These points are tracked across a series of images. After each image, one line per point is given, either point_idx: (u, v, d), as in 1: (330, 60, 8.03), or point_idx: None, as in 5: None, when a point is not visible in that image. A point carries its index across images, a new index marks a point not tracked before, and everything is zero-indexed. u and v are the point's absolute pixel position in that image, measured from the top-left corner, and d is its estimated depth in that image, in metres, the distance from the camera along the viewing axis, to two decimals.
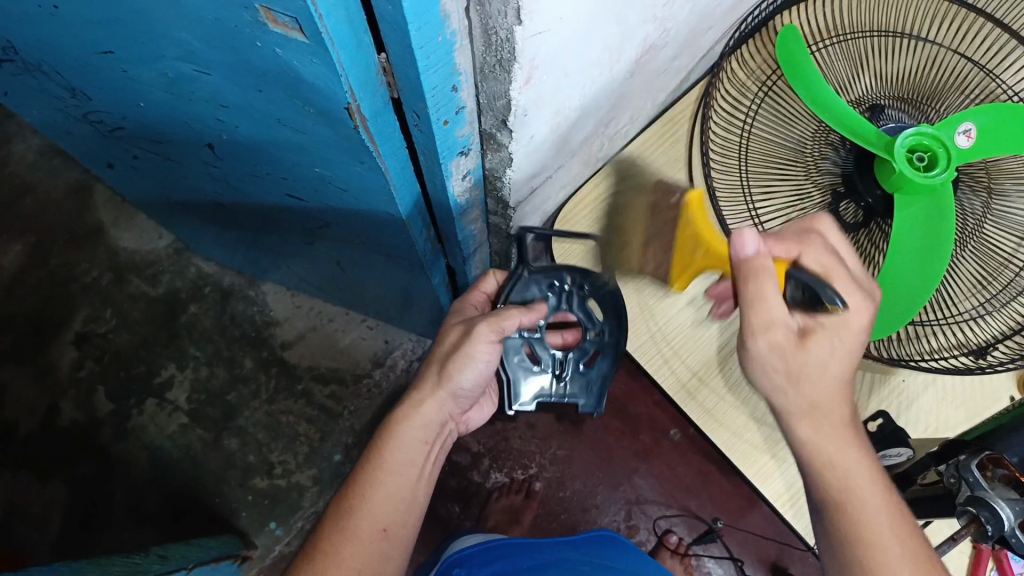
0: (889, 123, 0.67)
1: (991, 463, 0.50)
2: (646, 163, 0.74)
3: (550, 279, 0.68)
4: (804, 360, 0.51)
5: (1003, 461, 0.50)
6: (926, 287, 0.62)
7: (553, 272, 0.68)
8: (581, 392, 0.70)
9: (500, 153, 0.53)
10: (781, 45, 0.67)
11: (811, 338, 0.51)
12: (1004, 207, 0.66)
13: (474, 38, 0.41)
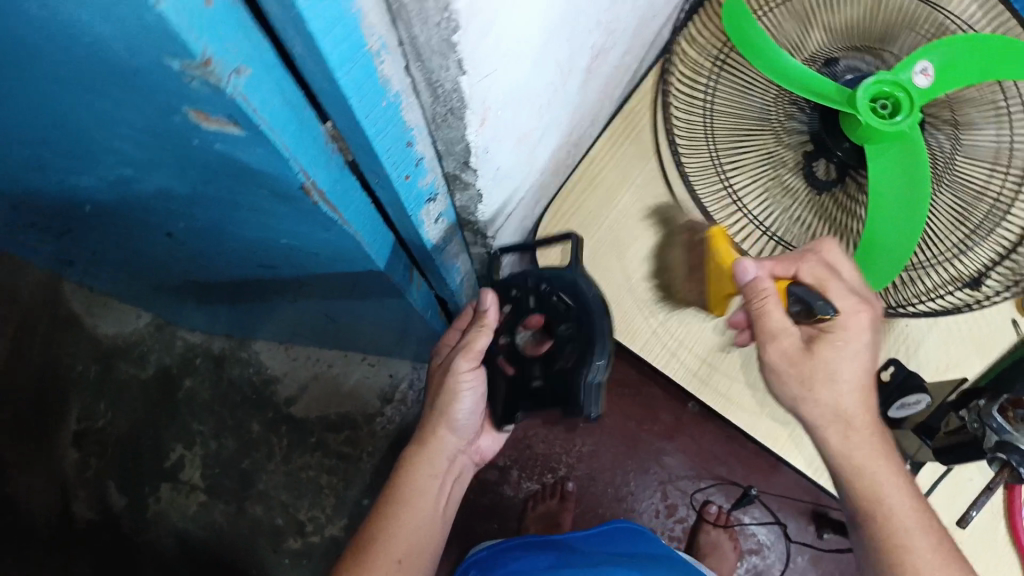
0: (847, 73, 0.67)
1: (1011, 405, 0.49)
2: (614, 159, 0.73)
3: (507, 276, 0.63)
4: (812, 363, 0.56)
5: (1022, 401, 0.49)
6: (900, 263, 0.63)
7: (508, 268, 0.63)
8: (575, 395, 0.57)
9: (469, 191, 0.52)
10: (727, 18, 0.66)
11: (818, 345, 0.57)
12: (970, 138, 0.65)
13: (420, 93, 0.40)
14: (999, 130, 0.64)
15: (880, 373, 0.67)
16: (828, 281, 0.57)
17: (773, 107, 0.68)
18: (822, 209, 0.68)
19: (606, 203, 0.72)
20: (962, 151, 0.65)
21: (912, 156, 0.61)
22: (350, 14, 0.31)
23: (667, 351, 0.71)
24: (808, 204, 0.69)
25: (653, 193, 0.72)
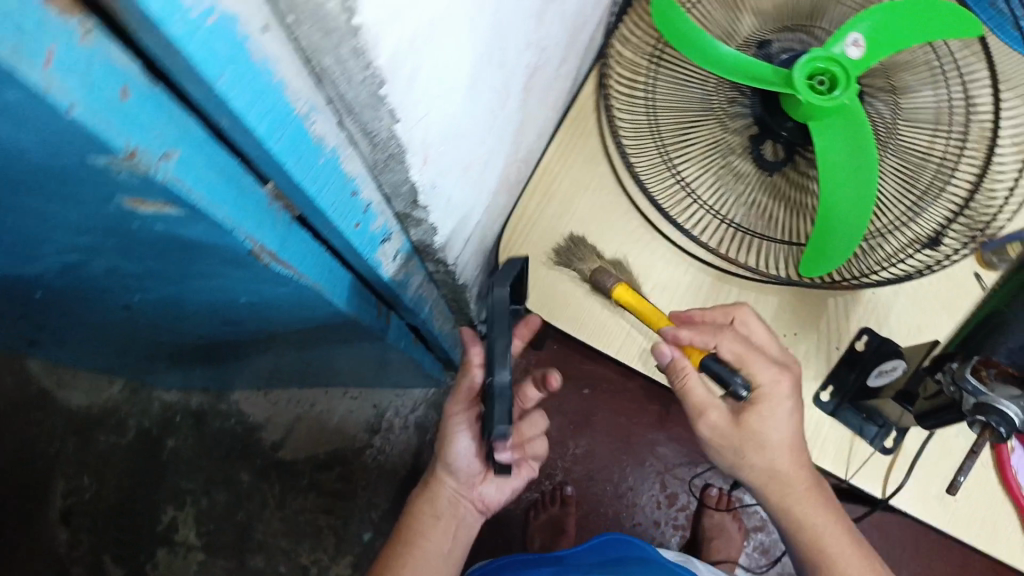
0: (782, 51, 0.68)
1: (982, 365, 0.51)
2: (565, 166, 0.72)
3: None
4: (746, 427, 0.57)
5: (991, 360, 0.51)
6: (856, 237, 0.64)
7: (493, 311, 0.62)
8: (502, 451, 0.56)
9: (423, 226, 0.52)
10: (657, 12, 0.67)
11: (745, 412, 0.58)
12: (911, 99, 0.67)
13: (357, 143, 0.39)
14: (936, 91, 0.66)
15: (854, 343, 0.68)
16: (753, 356, 0.58)
17: (713, 96, 0.69)
18: (776, 190, 0.69)
19: (563, 212, 0.72)
20: (904, 115, 0.66)
21: (856, 129, 0.62)
22: (271, 82, 0.31)
23: (646, 351, 0.71)
24: (760, 186, 0.69)
25: (608, 196, 0.72)
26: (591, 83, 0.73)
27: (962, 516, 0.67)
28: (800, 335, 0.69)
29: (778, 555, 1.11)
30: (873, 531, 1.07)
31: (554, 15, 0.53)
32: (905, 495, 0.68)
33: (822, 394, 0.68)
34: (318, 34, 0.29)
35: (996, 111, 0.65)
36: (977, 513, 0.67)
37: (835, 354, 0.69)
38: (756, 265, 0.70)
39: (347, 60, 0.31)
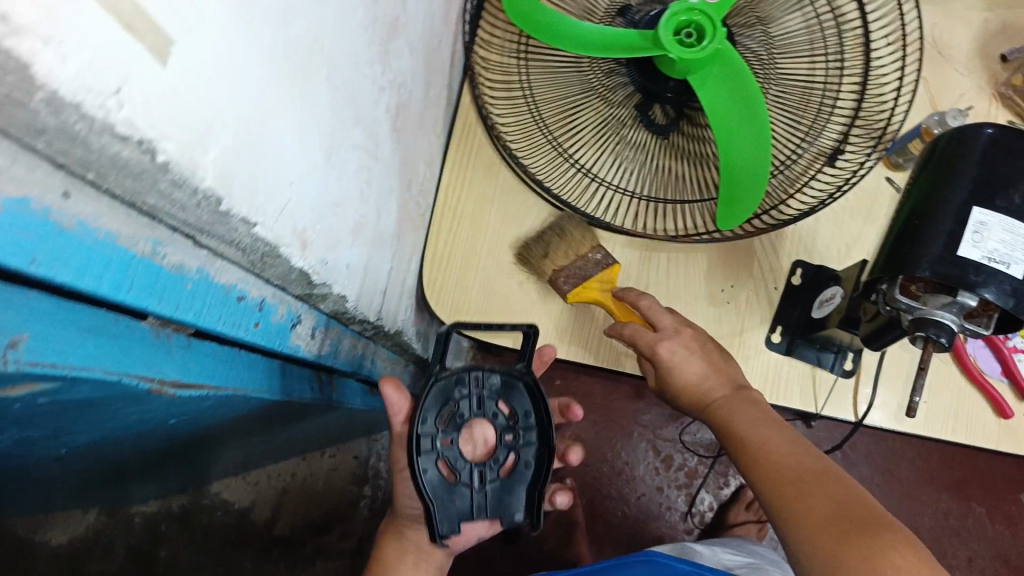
0: (644, 15, 0.71)
1: (910, 281, 0.51)
2: (465, 182, 0.71)
3: (465, 382, 0.64)
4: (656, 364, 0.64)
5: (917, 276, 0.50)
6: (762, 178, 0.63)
7: (462, 376, 0.64)
8: (449, 520, 0.62)
9: (330, 297, 0.49)
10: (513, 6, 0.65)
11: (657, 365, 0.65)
12: (781, 26, 0.68)
13: (224, 252, 0.36)
14: (803, 13, 0.68)
15: (790, 279, 0.70)
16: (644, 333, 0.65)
17: (589, 73, 0.68)
18: (674, 150, 0.70)
19: (478, 227, 0.70)
20: (780, 45, 0.68)
21: (733, 69, 0.62)
22: (94, 238, 0.28)
23: (596, 346, 0.71)
24: (659, 150, 0.70)
25: (516, 200, 0.71)
26: (466, 94, 0.71)
27: (936, 417, 0.68)
28: (736, 286, 0.70)
29: None
30: (863, 437, 1.15)
31: (400, 52, 0.52)
32: (875, 412, 0.69)
33: (772, 336, 0.69)
34: (129, 181, 0.27)
35: (863, 18, 0.67)
36: (949, 410, 0.68)
37: (775, 294, 0.70)
38: (667, 229, 0.71)
39: (171, 193, 0.29)
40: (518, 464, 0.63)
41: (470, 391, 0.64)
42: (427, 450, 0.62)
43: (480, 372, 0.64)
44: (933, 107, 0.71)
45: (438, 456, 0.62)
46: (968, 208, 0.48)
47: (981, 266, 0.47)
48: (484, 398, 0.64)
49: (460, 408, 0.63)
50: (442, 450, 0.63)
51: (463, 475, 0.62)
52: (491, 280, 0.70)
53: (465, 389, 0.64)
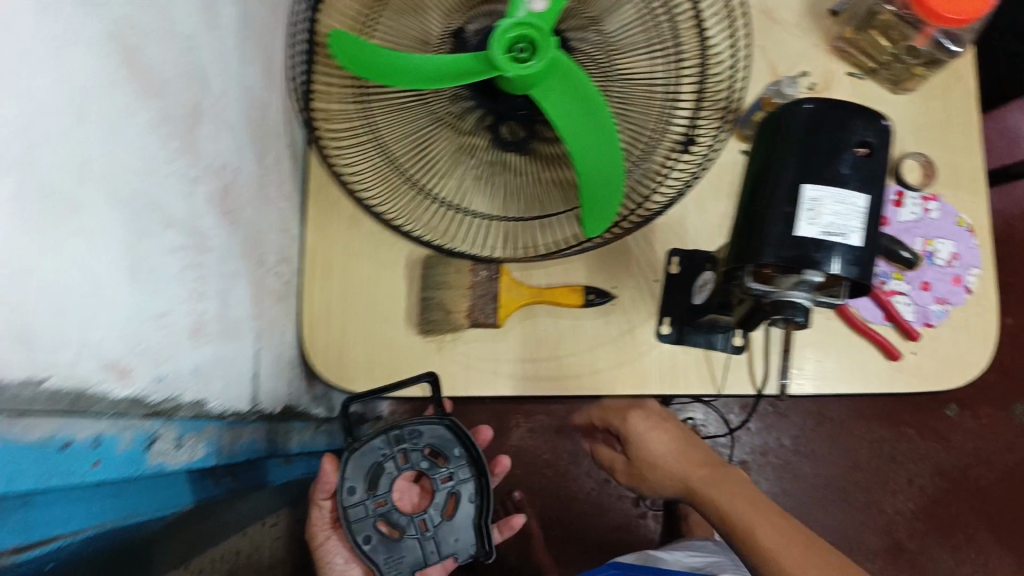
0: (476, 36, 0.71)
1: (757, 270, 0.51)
2: (330, 238, 0.69)
3: (384, 441, 0.71)
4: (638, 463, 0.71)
5: (762, 267, 0.51)
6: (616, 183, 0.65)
7: (382, 438, 0.71)
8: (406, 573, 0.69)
9: (181, 406, 0.47)
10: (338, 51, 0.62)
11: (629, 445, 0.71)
12: (615, 23, 0.67)
13: (23, 408, 0.34)
14: (634, 5, 0.67)
15: (668, 269, 0.71)
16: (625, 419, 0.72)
17: (433, 104, 0.66)
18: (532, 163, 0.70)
19: (349, 282, 0.68)
20: (617, 44, 0.67)
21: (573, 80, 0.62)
22: None
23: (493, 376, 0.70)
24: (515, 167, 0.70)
25: (384, 245, 0.69)
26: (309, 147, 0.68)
27: (830, 372, 0.70)
28: (618, 288, 0.71)
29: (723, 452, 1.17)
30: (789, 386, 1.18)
31: (213, 134, 0.50)
32: (773, 380, 0.70)
33: (661, 328, 0.70)
34: None
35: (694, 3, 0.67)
36: (841, 362, 0.70)
37: (657, 287, 0.71)
38: (530, 246, 0.71)
39: None
40: (458, 503, 0.71)
41: (389, 448, 0.71)
42: (363, 521, 0.69)
43: (396, 428, 0.71)
44: (771, 73, 0.72)
45: (379, 518, 0.69)
46: (798, 186, 0.49)
47: (819, 242, 0.48)
48: (409, 453, 0.71)
49: (389, 465, 0.70)
50: (380, 514, 0.69)
51: (408, 529, 0.69)
52: (375, 333, 0.68)
53: (385, 448, 0.71)
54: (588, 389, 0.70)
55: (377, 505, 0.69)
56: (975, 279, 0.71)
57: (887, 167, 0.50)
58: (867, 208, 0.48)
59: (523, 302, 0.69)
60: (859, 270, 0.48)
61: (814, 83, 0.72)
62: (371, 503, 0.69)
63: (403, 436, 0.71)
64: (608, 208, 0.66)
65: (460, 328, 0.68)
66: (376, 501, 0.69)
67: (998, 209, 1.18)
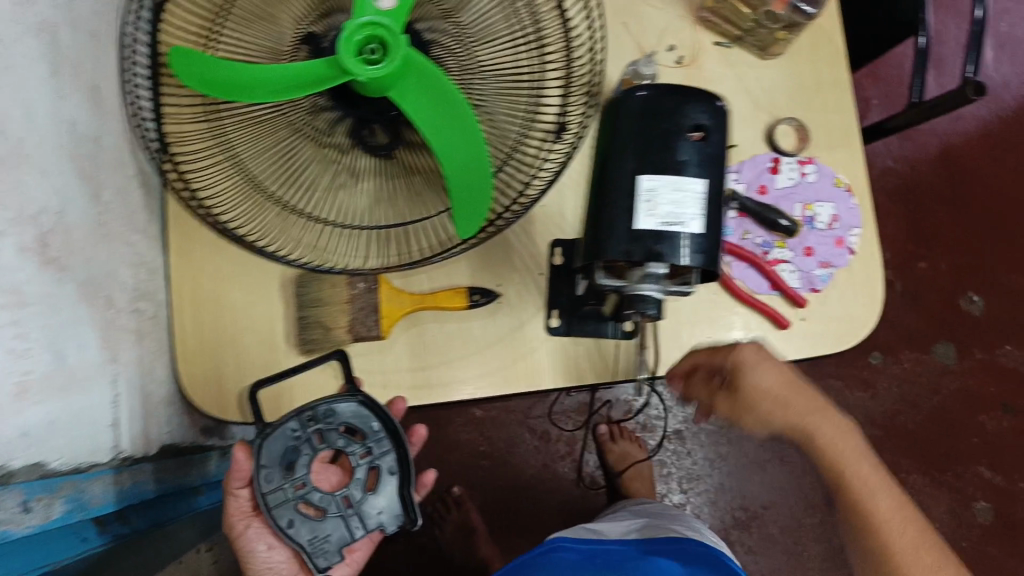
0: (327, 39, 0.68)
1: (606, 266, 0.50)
2: (197, 265, 0.66)
3: (296, 421, 0.64)
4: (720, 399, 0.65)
5: (611, 262, 0.50)
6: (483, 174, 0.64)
7: (293, 419, 0.64)
8: (331, 551, 0.64)
9: (17, 470, 0.46)
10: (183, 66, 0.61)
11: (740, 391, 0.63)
12: (469, 17, 0.67)
13: None
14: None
15: (552, 260, 0.70)
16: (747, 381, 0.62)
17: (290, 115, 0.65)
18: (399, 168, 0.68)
19: (222, 310, 0.66)
20: (476, 35, 0.67)
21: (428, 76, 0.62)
22: None
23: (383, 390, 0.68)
24: (381, 174, 0.68)
25: (254, 266, 0.67)
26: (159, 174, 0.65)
27: (723, 348, 0.69)
28: (503, 285, 0.69)
29: (657, 424, 1.18)
30: None
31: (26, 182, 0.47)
32: (666, 360, 0.69)
33: (550, 321, 0.69)
34: None
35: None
36: (732, 337, 0.69)
37: (543, 280, 0.70)
38: (409, 253, 0.69)
39: None
40: (380, 477, 0.65)
41: (302, 429, 0.64)
42: (279, 505, 0.64)
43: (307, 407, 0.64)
44: (637, 51, 0.71)
45: (298, 500, 0.64)
46: (636, 177, 0.48)
47: (659, 233, 0.47)
48: (325, 432, 0.65)
49: (304, 446, 0.64)
50: (300, 494, 0.64)
51: (330, 508, 0.64)
52: (255, 358, 0.66)
53: (297, 427, 0.64)
54: (481, 392, 0.68)
55: (295, 486, 0.64)
56: (857, 239, 0.70)
57: (724, 148, 0.49)
58: (706, 192, 0.48)
59: (406, 310, 0.67)
60: (704, 256, 0.48)
61: (681, 57, 0.71)
62: (289, 486, 0.64)
63: (316, 416, 0.64)
64: (479, 202, 0.64)
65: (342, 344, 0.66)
66: (292, 482, 0.64)
67: (906, 155, 1.19)
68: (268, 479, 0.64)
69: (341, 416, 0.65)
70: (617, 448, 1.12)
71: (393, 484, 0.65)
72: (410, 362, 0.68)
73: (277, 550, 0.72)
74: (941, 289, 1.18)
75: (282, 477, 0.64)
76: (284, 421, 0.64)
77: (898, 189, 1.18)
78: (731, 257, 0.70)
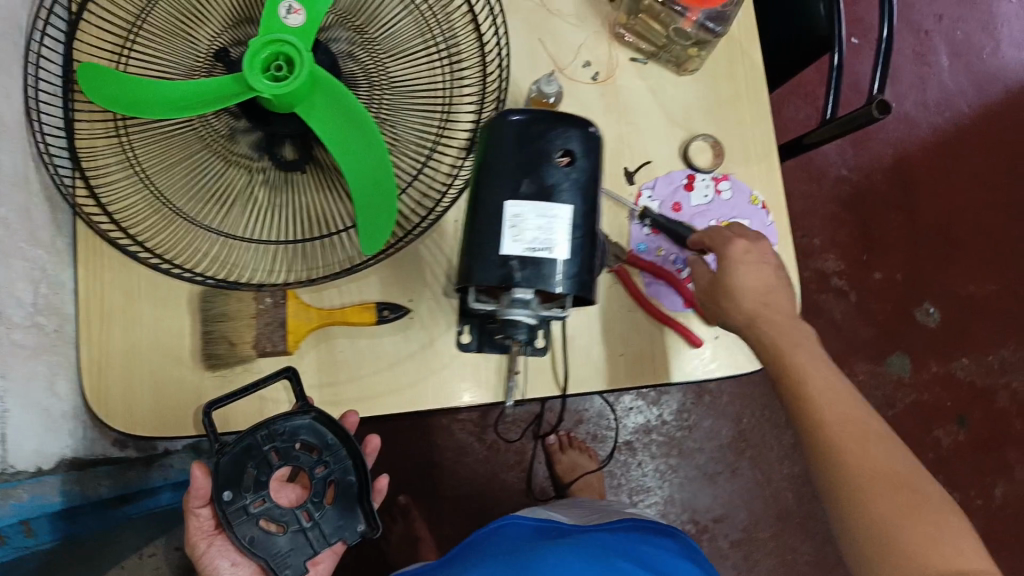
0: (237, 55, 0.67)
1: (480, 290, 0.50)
2: (105, 282, 0.66)
3: (252, 439, 0.64)
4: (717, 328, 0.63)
5: (485, 286, 0.50)
6: (389, 186, 0.63)
7: (248, 437, 0.64)
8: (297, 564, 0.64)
9: None
10: (91, 84, 0.62)
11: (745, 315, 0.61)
12: (380, 36, 0.67)
13: None
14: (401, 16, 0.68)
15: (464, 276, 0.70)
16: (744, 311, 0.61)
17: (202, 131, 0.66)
18: (311, 183, 0.68)
19: (130, 327, 0.66)
20: (386, 49, 0.68)
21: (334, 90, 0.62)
22: None
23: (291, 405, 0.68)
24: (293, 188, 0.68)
25: (163, 282, 0.67)
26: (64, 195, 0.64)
27: (636, 366, 0.69)
28: (414, 300, 0.69)
29: (607, 434, 1.17)
30: None
31: None
32: (576, 379, 0.68)
33: (462, 337, 0.69)
34: None
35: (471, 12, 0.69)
36: (644, 355, 0.69)
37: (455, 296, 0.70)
38: (323, 267, 0.69)
39: None
40: (338, 491, 0.65)
41: (257, 446, 0.64)
42: (241, 524, 0.64)
43: (263, 425, 0.63)
44: (553, 67, 0.70)
45: (260, 517, 0.64)
46: (502, 204, 0.48)
47: (524, 258, 0.47)
48: (282, 450, 0.64)
49: (262, 464, 0.64)
50: (261, 512, 0.64)
51: (292, 523, 0.65)
52: (163, 372, 0.66)
53: (254, 444, 0.64)
54: (390, 408, 0.68)
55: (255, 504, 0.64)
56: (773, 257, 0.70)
57: (593, 172, 0.49)
58: (572, 218, 0.48)
59: (316, 324, 0.67)
60: (571, 282, 0.48)
61: (597, 73, 0.71)
62: (248, 503, 0.64)
63: (272, 434, 0.64)
64: (386, 214, 0.63)
65: (248, 358, 0.66)
66: (254, 500, 0.64)
67: (859, 164, 1.19)
68: (227, 497, 0.63)
69: (296, 433, 0.64)
70: (564, 459, 1.12)
71: (353, 496, 0.66)
72: (319, 378, 0.68)
73: (241, 565, 0.69)
74: (897, 300, 1.17)
75: (243, 496, 0.64)
76: (240, 439, 0.63)
77: (852, 198, 1.18)
78: (646, 274, 0.70)
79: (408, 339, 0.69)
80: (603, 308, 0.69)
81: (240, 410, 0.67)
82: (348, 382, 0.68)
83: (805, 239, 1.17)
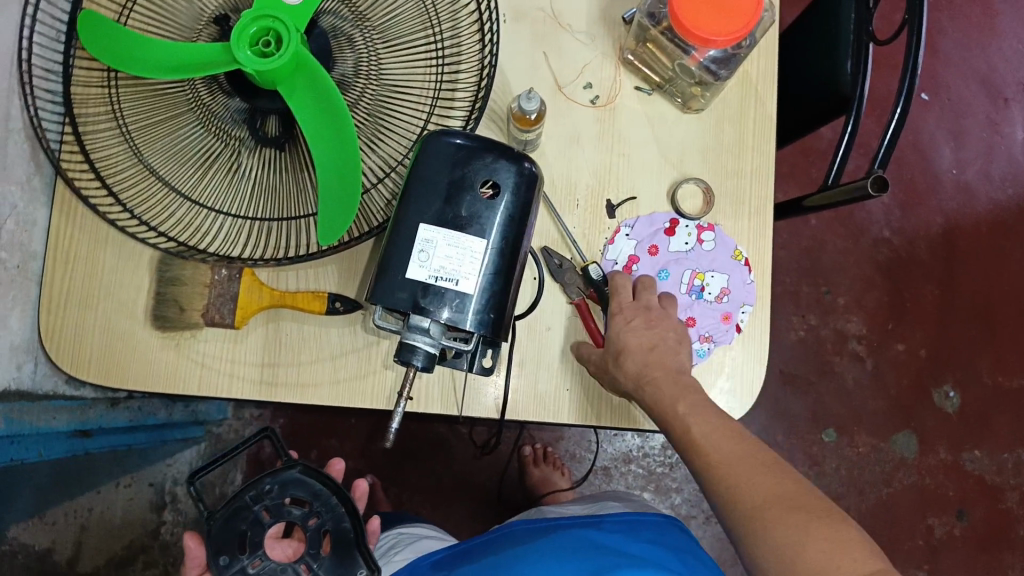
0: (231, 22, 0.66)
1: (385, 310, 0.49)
2: (76, 227, 0.67)
3: (244, 499, 0.65)
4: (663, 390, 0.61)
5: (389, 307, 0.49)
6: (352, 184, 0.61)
7: (240, 499, 0.65)
8: None
9: None
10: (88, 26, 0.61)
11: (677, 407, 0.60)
12: (382, 25, 0.65)
13: None
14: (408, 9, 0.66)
15: None
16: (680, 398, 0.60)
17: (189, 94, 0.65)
18: (289, 162, 0.67)
19: (91, 276, 0.67)
20: (386, 40, 0.66)
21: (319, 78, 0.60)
22: None
23: (227, 377, 0.68)
24: (271, 163, 0.67)
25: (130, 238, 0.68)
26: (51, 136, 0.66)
27: (581, 406, 0.66)
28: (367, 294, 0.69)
29: (585, 455, 1.17)
30: None
31: None
32: (517, 407, 0.65)
33: None
34: None
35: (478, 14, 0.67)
36: (591, 398, 0.66)
37: None
38: (288, 247, 0.69)
39: None
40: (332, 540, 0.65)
41: (247, 505, 0.65)
42: None
43: (253, 484, 0.65)
44: (552, 85, 0.67)
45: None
46: (417, 225, 0.47)
47: (426, 286, 0.46)
48: (273, 507, 0.65)
49: (255, 523, 0.65)
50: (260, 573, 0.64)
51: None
52: (113, 325, 0.67)
53: (246, 504, 0.65)
54: (327, 399, 0.68)
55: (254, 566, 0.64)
56: (746, 316, 0.66)
57: (520, 207, 0.48)
58: (486, 253, 0.47)
59: (265, 302, 0.66)
60: (480, 318, 0.47)
61: (597, 97, 0.68)
62: (246, 564, 0.64)
63: (262, 492, 0.65)
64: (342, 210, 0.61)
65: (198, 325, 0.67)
66: (251, 561, 0.64)
67: (903, 229, 1.15)
68: (223, 562, 0.63)
69: (287, 489, 0.65)
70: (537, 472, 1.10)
71: (350, 544, 0.64)
72: (263, 356, 0.68)
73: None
74: (918, 376, 1.13)
75: (240, 561, 0.64)
76: (230, 502, 0.64)
77: (890, 262, 1.14)
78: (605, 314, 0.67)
79: (353, 332, 0.68)
80: (556, 339, 0.66)
81: (178, 376, 0.67)
82: (289, 364, 0.68)
83: (829, 294, 1.13)
